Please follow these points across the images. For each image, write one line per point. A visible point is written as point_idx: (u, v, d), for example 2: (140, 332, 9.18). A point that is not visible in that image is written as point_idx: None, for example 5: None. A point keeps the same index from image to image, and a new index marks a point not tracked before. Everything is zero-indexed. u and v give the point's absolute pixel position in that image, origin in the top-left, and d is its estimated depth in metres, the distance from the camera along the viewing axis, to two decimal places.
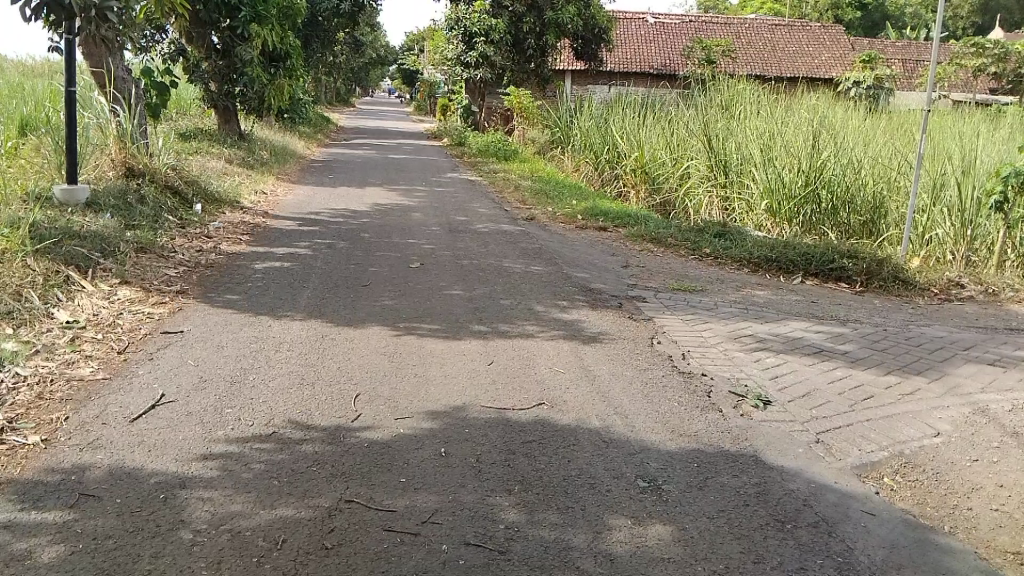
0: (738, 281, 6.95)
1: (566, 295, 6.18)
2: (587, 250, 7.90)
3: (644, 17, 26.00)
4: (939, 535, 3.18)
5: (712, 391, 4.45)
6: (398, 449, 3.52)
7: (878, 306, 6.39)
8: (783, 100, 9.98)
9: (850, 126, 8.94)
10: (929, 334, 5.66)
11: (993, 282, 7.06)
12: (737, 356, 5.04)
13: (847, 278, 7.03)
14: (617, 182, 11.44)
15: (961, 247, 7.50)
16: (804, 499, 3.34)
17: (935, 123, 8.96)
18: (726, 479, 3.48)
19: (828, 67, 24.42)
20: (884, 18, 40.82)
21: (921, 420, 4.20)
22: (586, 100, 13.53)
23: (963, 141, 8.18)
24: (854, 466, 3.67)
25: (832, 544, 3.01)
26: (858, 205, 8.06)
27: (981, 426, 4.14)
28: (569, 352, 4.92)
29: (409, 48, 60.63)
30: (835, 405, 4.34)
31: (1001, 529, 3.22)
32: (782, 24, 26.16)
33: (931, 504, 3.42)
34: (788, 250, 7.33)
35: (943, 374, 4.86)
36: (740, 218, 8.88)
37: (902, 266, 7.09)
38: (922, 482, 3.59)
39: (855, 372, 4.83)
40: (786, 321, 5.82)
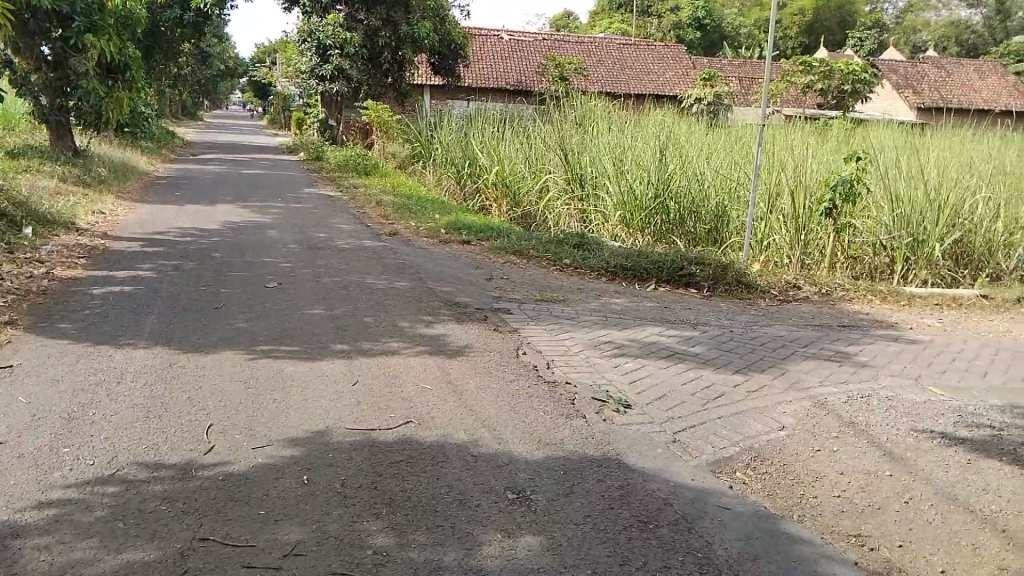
0: (597, 289, 7.17)
1: (429, 310, 6.14)
2: (450, 263, 7.91)
3: (499, 34, 26.56)
4: (787, 523, 3.38)
5: (575, 398, 4.55)
6: (257, 479, 3.36)
7: (724, 310, 6.77)
8: (633, 115, 10.39)
9: (694, 140, 9.43)
10: (770, 333, 6.05)
11: (826, 284, 7.57)
12: (599, 363, 5.18)
13: (695, 283, 7.39)
14: (477, 196, 11.55)
15: (796, 251, 8.01)
16: (664, 499, 3.47)
17: (770, 134, 9.51)
18: (592, 485, 3.55)
19: (672, 84, 25.67)
20: (723, 38, 42.95)
21: (767, 415, 4.46)
22: (445, 114, 13.60)
23: (793, 152, 8.80)
24: (709, 463, 3.85)
25: (692, 541, 3.14)
26: (703, 214, 8.52)
27: (821, 417, 4.45)
28: (435, 367, 4.88)
29: (261, 61, 58.79)
30: (690, 406, 4.54)
31: (842, 514, 3.46)
32: (629, 43, 27.39)
33: (780, 494, 3.63)
34: (641, 258, 7.64)
35: (784, 371, 5.20)
36: (597, 229, 9.19)
37: (745, 270, 7.53)
38: (770, 474, 3.81)
39: (706, 373, 5.08)
40: (642, 327, 6.05)
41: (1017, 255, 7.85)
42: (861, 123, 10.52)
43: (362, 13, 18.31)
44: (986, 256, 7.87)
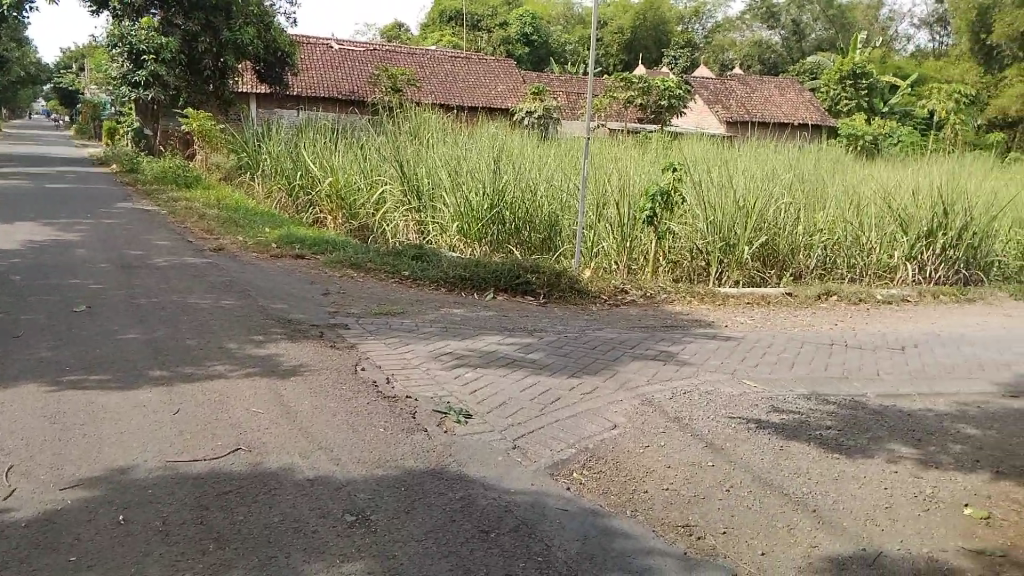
0: (435, 300, 7.17)
1: (259, 329, 5.89)
2: (282, 278, 7.63)
3: (328, 43, 26.06)
4: (621, 519, 3.52)
5: (415, 412, 4.52)
6: (64, 525, 3.07)
7: (559, 315, 6.98)
8: (466, 127, 10.50)
9: (525, 151, 9.68)
10: (602, 337, 6.31)
11: (650, 287, 7.96)
12: (438, 375, 5.19)
13: (531, 291, 7.57)
14: (311, 209, 11.20)
15: (622, 257, 8.38)
16: (505, 506, 3.52)
17: (596, 147, 9.93)
18: (433, 499, 3.54)
19: (502, 97, 26.11)
20: (550, 53, 44.30)
21: (600, 415, 4.65)
22: (274, 125, 13.12)
23: (618, 164, 9.24)
24: (547, 467, 3.95)
25: (531, 546, 3.20)
26: (536, 223, 8.76)
27: (649, 414, 4.69)
28: (266, 389, 4.68)
29: (66, 66, 54.20)
30: (527, 411, 4.64)
31: (671, 506, 3.65)
32: (459, 56, 27.72)
33: (614, 491, 3.78)
34: (479, 268, 7.73)
35: (615, 372, 5.44)
36: (434, 240, 9.19)
37: (576, 277, 7.80)
38: (604, 472, 3.96)
39: (543, 378, 5.21)
40: (481, 336, 6.12)
41: (816, 255, 8.56)
42: (679, 135, 11.19)
43: (179, 17, 17.34)
44: (790, 258, 8.55)
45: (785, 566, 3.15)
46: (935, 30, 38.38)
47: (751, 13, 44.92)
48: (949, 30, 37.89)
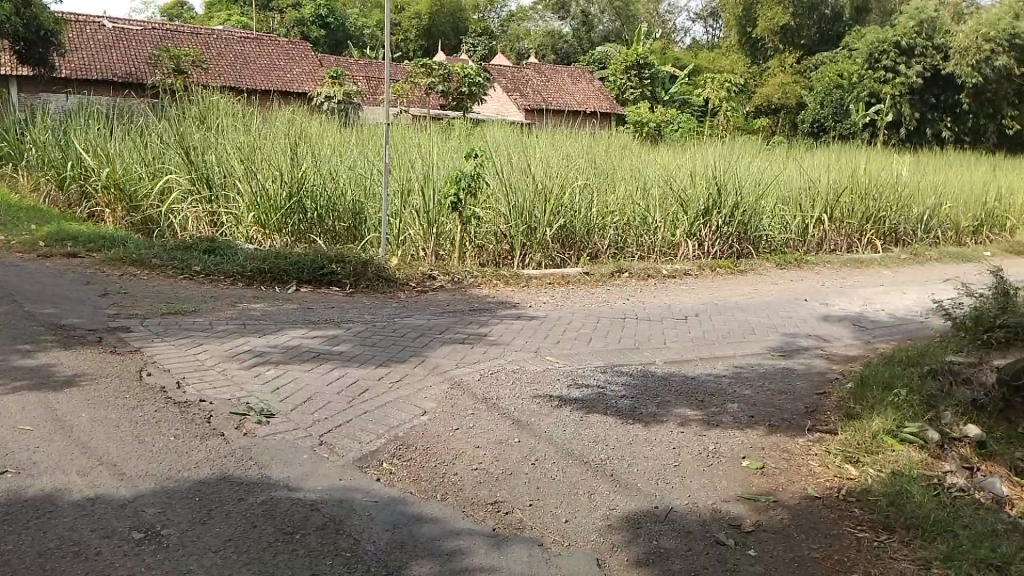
0: (233, 296, 6.79)
1: (27, 337, 5.28)
2: (54, 280, 6.89)
3: (100, 21, 23.77)
4: (431, 505, 3.50)
5: (212, 416, 4.25)
6: None
7: (366, 305, 6.85)
8: (259, 112, 9.97)
9: (324, 138, 9.37)
10: (410, 324, 6.27)
11: (457, 272, 8.00)
12: (237, 374, 4.91)
13: (336, 281, 7.38)
14: (85, 202, 10.16)
15: (429, 243, 8.37)
16: (311, 505, 3.41)
17: (397, 133, 9.80)
18: (233, 506, 3.35)
19: (300, 81, 25.10)
20: (347, 37, 43.06)
21: (409, 403, 4.63)
22: (35, 109, 11.74)
23: (419, 150, 9.17)
24: (355, 460, 3.87)
25: (339, 542, 3.12)
26: (339, 211, 8.54)
27: (457, 397, 4.73)
28: (37, 404, 4.21)
29: None
30: (333, 405, 4.51)
31: (480, 486, 3.68)
32: (250, 37, 26.32)
33: (423, 478, 3.76)
34: (279, 260, 7.41)
35: (423, 358, 5.42)
36: (230, 232, 8.67)
37: (383, 264, 7.69)
38: (414, 460, 3.93)
39: (350, 370, 5.09)
40: (283, 331, 5.87)
41: (610, 235, 8.91)
42: (479, 122, 11.32)
43: None
44: (586, 239, 8.84)
45: (587, 531, 3.28)
46: (708, 23, 41.56)
47: (543, 3, 46.23)
48: (720, 23, 41.27)
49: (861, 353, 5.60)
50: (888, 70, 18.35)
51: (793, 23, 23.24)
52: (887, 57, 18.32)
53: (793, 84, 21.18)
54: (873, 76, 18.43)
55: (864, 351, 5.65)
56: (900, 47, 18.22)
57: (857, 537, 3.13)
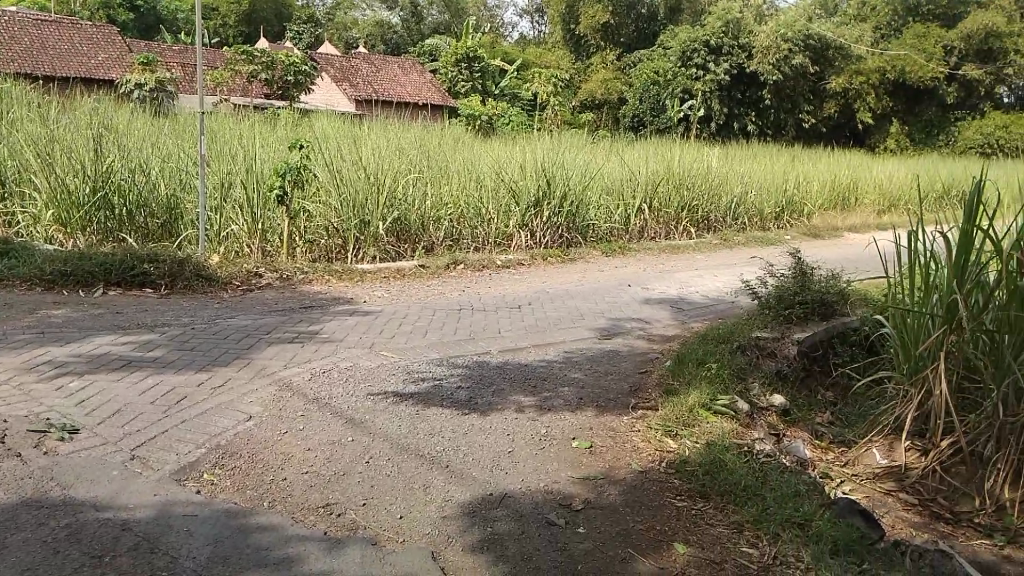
0: (30, 302, 6.15)
1: None
2: None
3: None
4: (257, 513, 3.29)
5: (4, 435, 3.82)
6: None
7: (185, 307, 6.42)
8: (57, 100, 9.08)
9: (134, 128, 8.69)
10: (234, 325, 5.93)
11: (285, 268, 7.68)
12: (35, 389, 4.43)
13: (151, 283, 6.88)
14: None
15: (254, 240, 8.01)
16: (122, 524, 3.13)
17: (217, 123, 9.25)
18: (30, 533, 3.01)
19: (107, 68, 23.21)
20: (160, 21, 40.27)
21: (233, 408, 4.36)
22: None
23: (242, 142, 8.70)
24: (173, 473, 3.59)
25: (155, 562, 2.88)
26: (153, 208, 7.96)
27: (286, 400, 4.51)
28: None
29: None
30: (148, 416, 4.17)
31: (311, 489, 3.50)
32: (46, 19, 24.00)
33: (249, 485, 3.53)
34: (83, 261, 6.79)
35: (248, 361, 5.13)
36: (27, 232, 7.85)
37: (202, 263, 7.24)
38: (239, 467, 3.69)
39: (167, 378, 4.73)
40: (90, 339, 5.37)
41: (444, 227, 8.80)
42: (307, 113, 10.90)
43: None
44: (420, 232, 8.69)
45: (420, 524, 3.18)
46: (534, 19, 42.49)
47: None
48: (546, 19, 42.28)
49: (680, 333, 5.90)
50: (699, 67, 19.42)
51: (614, 21, 23.81)
52: (699, 55, 19.33)
53: (615, 80, 22.02)
54: (686, 74, 19.44)
55: (681, 331, 5.96)
56: (710, 45, 19.31)
57: (677, 506, 3.20)
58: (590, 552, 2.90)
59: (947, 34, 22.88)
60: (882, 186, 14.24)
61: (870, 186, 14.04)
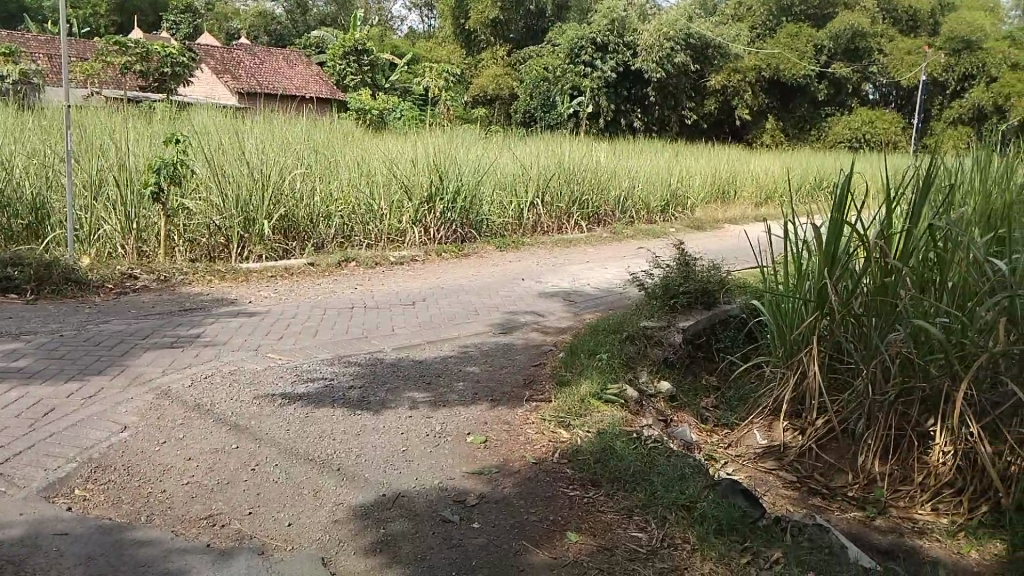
0: None
1: None
2: None
3: None
4: (135, 528, 3.10)
5: None
6: None
7: (53, 313, 6.01)
8: None
9: None
10: (108, 331, 5.59)
11: (164, 269, 7.30)
12: None
13: (14, 288, 6.40)
14: None
15: (130, 239, 7.59)
16: None
17: (86, 117, 8.70)
18: None
19: None
20: (21, 9, 37.58)
21: (107, 419, 4.10)
22: None
23: (114, 136, 8.21)
24: (40, 491, 3.33)
25: None
26: (16, 207, 7.41)
27: (165, 408, 4.28)
28: None
29: None
30: (11, 431, 3.87)
31: (194, 500, 3.31)
32: None
33: (126, 499, 3.31)
34: None
35: (124, 368, 4.85)
36: None
37: (72, 266, 6.79)
38: (114, 481, 3.47)
39: (33, 389, 4.41)
40: None
41: (334, 223, 8.57)
42: (186, 106, 10.39)
43: None
44: (309, 228, 8.43)
45: (311, 530, 3.07)
46: (423, 13, 42.10)
47: None
48: (434, 13, 41.92)
49: (572, 324, 5.96)
50: (587, 64, 19.69)
51: (502, 17, 23.78)
52: (586, 52, 19.57)
53: (506, 75, 22.08)
54: (574, 71, 19.57)
55: (574, 323, 6.03)
56: (597, 43, 19.60)
57: (569, 495, 3.22)
58: (484, 547, 2.87)
59: (817, 34, 24.12)
60: (760, 179, 14.87)
61: (749, 179, 14.64)
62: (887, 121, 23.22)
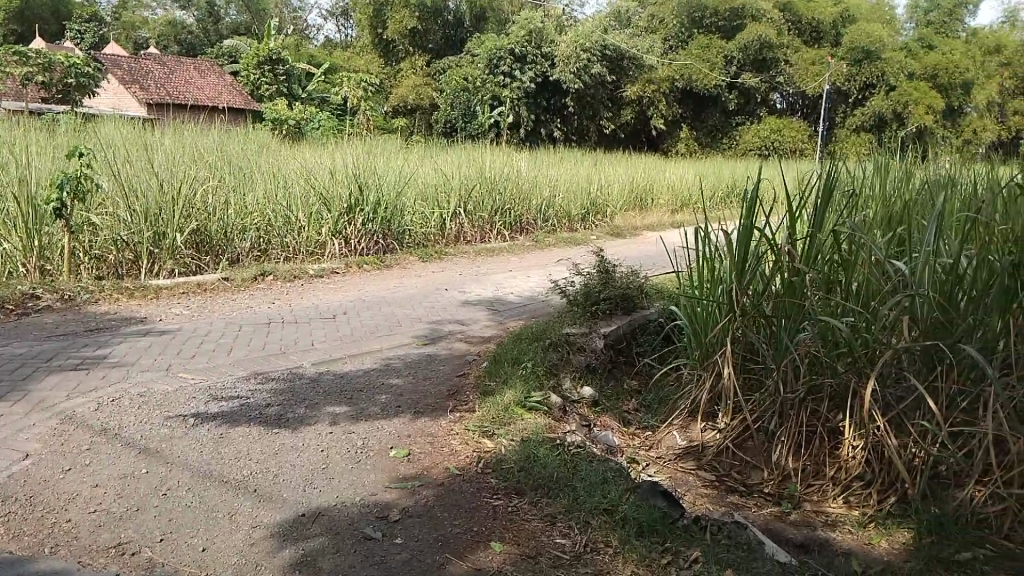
0: None
1: None
2: None
3: None
4: (38, 561, 2.92)
5: None
6: None
7: None
8: None
9: None
10: (7, 354, 5.29)
11: (68, 288, 6.96)
12: None
13: None
14: None
15: (31, 258, 7.22)
16: None
17: None
18: None
19: None
20: None
21: (5, 448, 3.87)
22: None
23: (12, 149, 7.80)
24: None
25: None
26: None
27: (70, 433, 4.07)
28: None
29: None
30: None
31: (102, 529, 3.15)
32: None
33: (27, 532, 3.12)
34: None
35: (24, 394, 4.58)
36: None
37: None
38: (14, 512, 3.26)
39: None
40: None
41: (250, 237, 8.34)
42: (89, 118, 9.96)
43: None
44: (224, 243, 8.19)
45: (228, 554, 2.95)
46: (339, 22, 41.57)
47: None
48: (351, 23, 41.48)
49: (496, 333, 5.95)
50: (506, 75, 19.80)
51: (420, 26, 23.67)
52: (504, 63, 19.67)
53: (425, 86, 21.99)
54: (493, 81, 19.60)
55: (498, 331, 6.02)
56: (515, 54, 19.74)
57: (493, 505, 3.20)
58: (408, 562, 2.82)
59: (727, 45, 24.89)
60: (676, 187, 15.21)
61: (665, 187, 14.98)
62: (794, 129, 24.13)
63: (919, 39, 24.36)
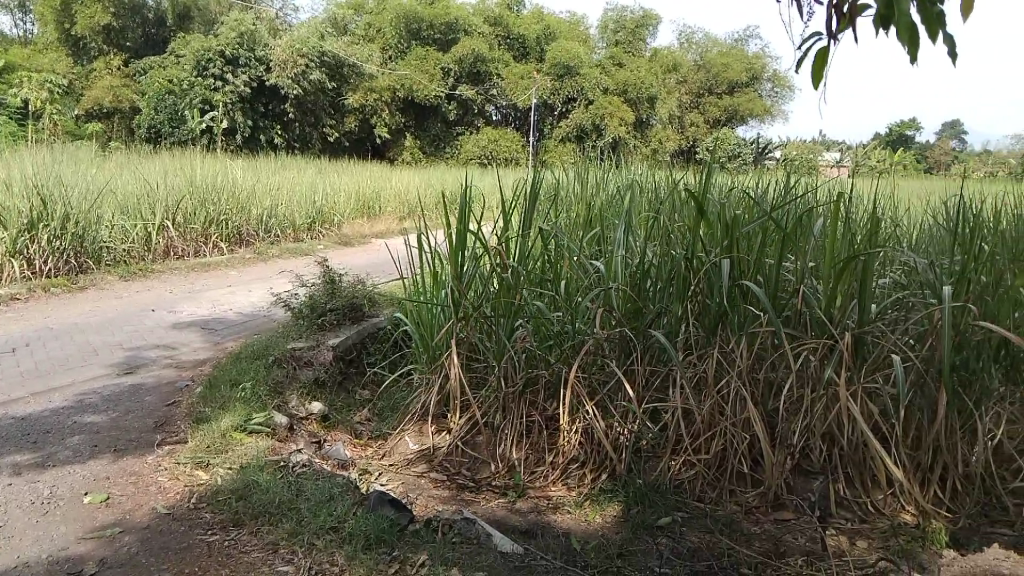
0: None
1: None
2: None
3: None
4: None
5: None
6: None
7: None
8: None
9: None
10: None
11: None
12: None
13: None
14: None
15: None
16: None
17: None
18: None
19: None
20: None
21: None
22: None
23: None
24: None
25: None
26: None
27: None
28: None
29: None
30: None
31: None
32: None
33: None
34: None
35: None
36: None
37: None
38: None
39: None
40: None
41: None
42: None
43: None
44: None
45: None
46: (16, 16, 36.38)
47: None
48: (29, 18, 36.49)
49: (212, 355, 5.55)
50: (216, 78, 18.62)
51: (116, 24, 21.51)
52: (214, 66, 18.45)
53: (125, 88, 19.98)
54: (203, 84, 18.25)
55: (213, 353, 5.62)
56: (226, 56, 18.65)
57: (207, 542, 2.95)
58: None
59: (443, 57, 25.68)
60: (402, 195, 15.29)
61: (391, 196, 15.01)
62: (508, 139, 25.44)
63: (611, 57, 26.85)
